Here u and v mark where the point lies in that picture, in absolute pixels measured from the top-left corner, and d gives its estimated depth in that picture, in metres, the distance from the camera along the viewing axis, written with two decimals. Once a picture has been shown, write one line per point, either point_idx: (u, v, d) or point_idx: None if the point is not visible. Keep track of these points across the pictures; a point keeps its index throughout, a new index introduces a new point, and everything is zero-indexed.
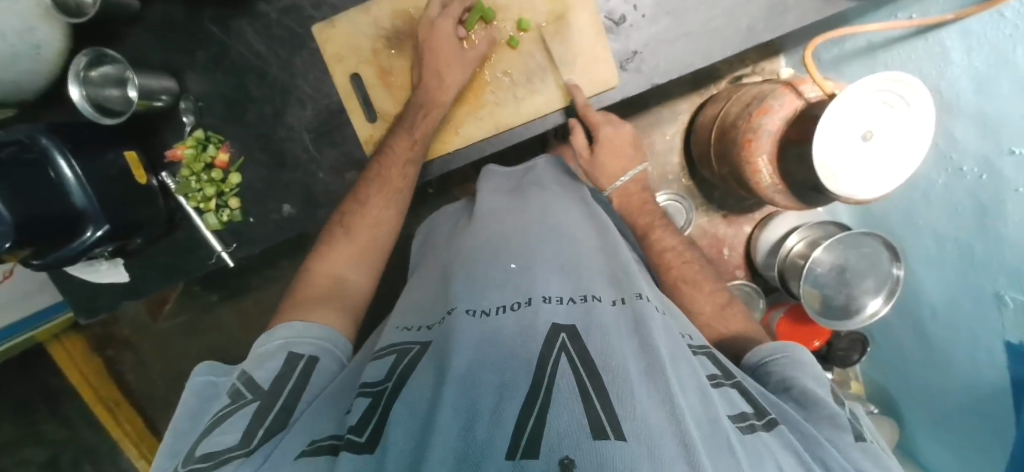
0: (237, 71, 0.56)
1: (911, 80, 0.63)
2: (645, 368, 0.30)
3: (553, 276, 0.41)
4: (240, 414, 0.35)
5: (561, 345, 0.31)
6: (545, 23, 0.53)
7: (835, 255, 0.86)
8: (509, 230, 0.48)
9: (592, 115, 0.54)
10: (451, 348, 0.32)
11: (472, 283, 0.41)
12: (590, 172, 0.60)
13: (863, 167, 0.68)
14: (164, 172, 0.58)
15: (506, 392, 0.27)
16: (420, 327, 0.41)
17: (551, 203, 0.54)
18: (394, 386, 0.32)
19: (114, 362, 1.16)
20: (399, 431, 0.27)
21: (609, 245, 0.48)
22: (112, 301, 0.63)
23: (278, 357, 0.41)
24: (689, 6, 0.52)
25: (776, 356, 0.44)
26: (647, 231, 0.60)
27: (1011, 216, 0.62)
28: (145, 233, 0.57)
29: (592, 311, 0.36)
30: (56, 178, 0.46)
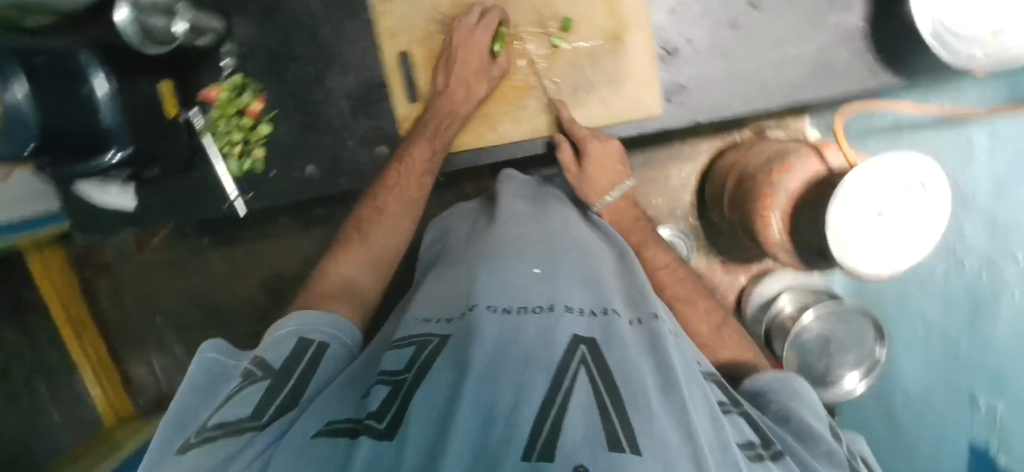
0: (288, 26, 0.56)
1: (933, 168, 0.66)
2: (661, 384, 0.32)
3: (576, 287, 0.43)
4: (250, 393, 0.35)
5: (581, 358, 0.33)
6: (602, 40, 0.53)
7: (823, 325, 0.88)
8: (536, 237, 0.50)
9: (577, 129, 0.53)
10: (472, 344, 0.34)
11: (494, 284, 0.43)
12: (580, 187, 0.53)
13: (877, 242, 0.69)
14: (195, 109, 0.57)
15: (524, 389, 0.29)
16: (438, 320, 0.43)
17: (573, 222, 0.55)
18: (415, 377, 0.34)
19: (92, 286, 1.14)
20: (419, 423, 0.28)
21: (625, 268, 0.50)
22: (113, 227, 0.62)
23: (289, 341, 0.41)
24: (741, 52, 0.54)
25: (772, 386, 0.44)
26: (637, 249, 0.59)
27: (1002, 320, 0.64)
28: (162, 166, 0.56)
29: (611, 327, 0.37)
30: (87, 93, 0.45)
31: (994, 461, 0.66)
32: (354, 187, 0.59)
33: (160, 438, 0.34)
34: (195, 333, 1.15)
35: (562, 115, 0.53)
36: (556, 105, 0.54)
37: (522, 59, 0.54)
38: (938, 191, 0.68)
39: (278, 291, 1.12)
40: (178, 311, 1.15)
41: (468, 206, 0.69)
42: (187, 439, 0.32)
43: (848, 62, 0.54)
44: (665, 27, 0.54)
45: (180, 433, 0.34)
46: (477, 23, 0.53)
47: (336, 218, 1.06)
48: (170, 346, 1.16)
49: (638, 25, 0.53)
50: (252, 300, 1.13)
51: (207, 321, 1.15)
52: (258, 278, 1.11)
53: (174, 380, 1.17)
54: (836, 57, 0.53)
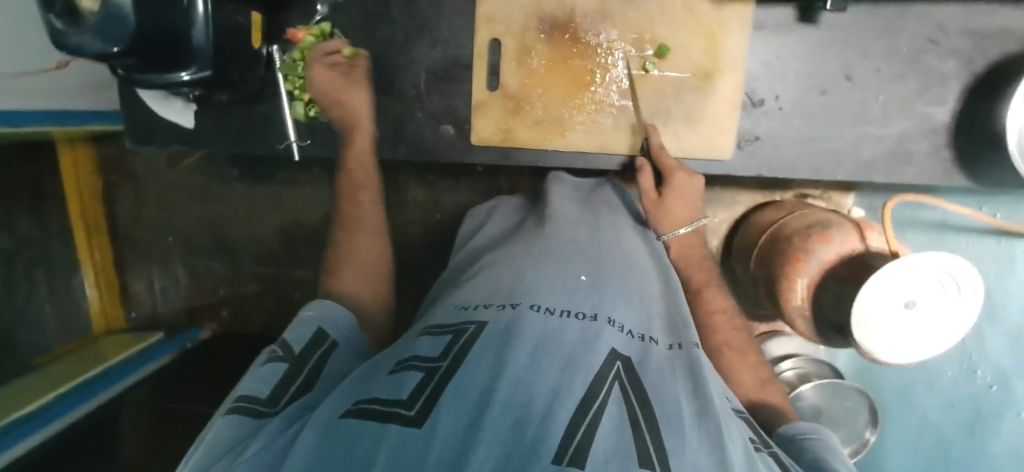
0: None
1: (970, 269, 0.66)
2: (696, 410, 0.34)
3: (620, 301, 0.44)
4: (268, 371, 0.38)
5: (617, 372, 0.34)
6: (691, 75, 0.53)
7: (820, 397, 0.86)
8: (582, 245, 0.51)
9: (663, 155, 0.52)
10: (512, 340, 0.35)
11: (546, 278, 0.44)
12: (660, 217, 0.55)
13: (899, 333, 0.69)
14: (276, 46, 0.58)
15: (559, 396, 0.29)
16: (477, 305, 0.43)
17: (624, 232, 0.55)
18: (451, 364, 0.34)
19: (113, 190, 1.14)
20: (449, 411, 0.28)
21: (668, 292, 0.51)
22: (165, 141, 0.63)
23: (307, 331, 0.44)
24: (824, 118, 0.53)
25: (808, 436, 0.43)
26: (701, 288, 0.56)
27: None
28: (232, 93, 0.56)
29: (647, 353, 0.39)
30: (187, 5, 0.45)
31: None
32: (411, 158, 0.59)
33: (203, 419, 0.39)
34: (202, 259, 1.16)
35: (650, 140, 0.53)
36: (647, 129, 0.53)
37: (608, 74, 0.53)
38: (968, 295, 0.68)
39: (293, 239, 1.12)
40: (191, 234, 1.15)
41: (514, 203, 0.69)
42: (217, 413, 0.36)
43: (925, 154, 0.54)
44: (756, 77, 0.53)
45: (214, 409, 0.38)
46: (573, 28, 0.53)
47: None
48: (176, 265, 1.17)
49: (732, 68, 0.52)
50: (267, 240, 1.13)
51: (217, 250, 1.15)
52: (278, 221, 1.12)
53: (170, 300, 1.18)
54: (914, 145, 0.54)
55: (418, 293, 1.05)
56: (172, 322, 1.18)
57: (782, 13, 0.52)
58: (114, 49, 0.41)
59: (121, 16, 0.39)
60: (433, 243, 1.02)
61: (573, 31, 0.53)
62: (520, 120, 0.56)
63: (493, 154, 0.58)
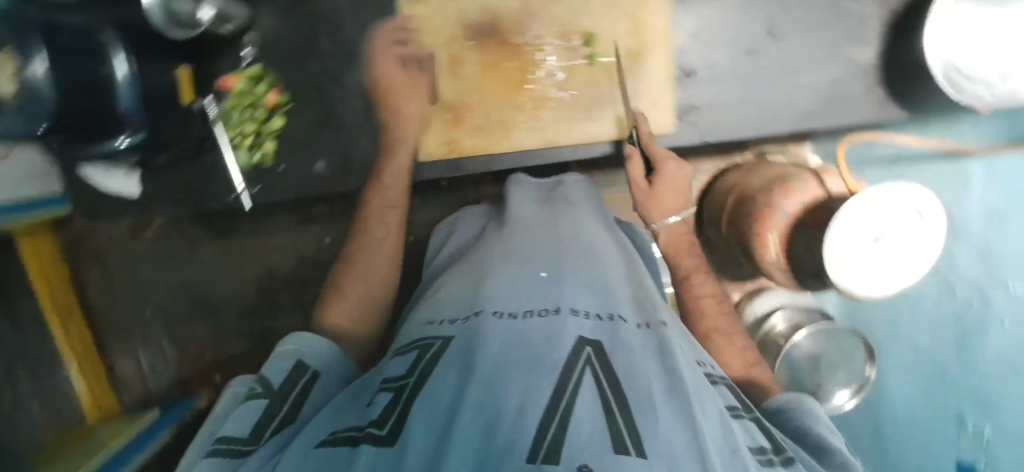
0: (311, 20, 0.56)
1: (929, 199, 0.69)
2: (667, 387, 0.34)
3: (581, 290, 0.44)
4: (249, 409, 0.37)
5: (586, 358, 0.34)
6: (621, 57, 0.54)
7: (813, 342, 0.90)
8: (542, 242, 0.51)
9: (653, 145, 0.52)
10: (478, 348, 0.35)
11: (504, 286, 0.44)
12: (642, 204, 0.52)
13: (872, 269, 0.70)
14: (208, 97, 0.57)
15: (528, 394, 0.29)
16: (442, 321, 0.43)
17: (582, 221, 0.56)
18: (416, 382, 0.35)
19: (81, 271, 1.11)
20: (420, 429, 0.28)
21: (634, 275, 0.51)
22: (116, 214, 0.61)
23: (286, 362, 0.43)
24: (756, 77, 0.55)
25: (789, 405, 0.44)
26: (689, 273, 0.59)
27: None
28: (171, 152, 0.56)
29: (618, 331, 0.39)
30: (107, 73, 0.44)
31: None
32: (364, 186, 0.59)
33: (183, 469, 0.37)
34: (183, 324, 1.13)
35: (639, 127, 0.52)
36: (635, 117, 0.53)
37: (542, 69, 0.54)
38: (926, 221, 0.70)
39: (271, 287, 1.11)
40: (168, 301, 1.13)
41: (479, 209, 0.70)
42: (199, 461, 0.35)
43: (859, 94, 0.55)
44: (685, 48, 0.54)
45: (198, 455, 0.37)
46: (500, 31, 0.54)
47: (336, 216, 1.05)
48: (158, 335, 1.14)
49: (658, 44, 0.53)
50: (246, 293, 1.11)
51: (196, 313, 1.13)
52: (255, 272, 1.10)
53: (160, 373, 1.15)
54: (846, 88, 0.55)
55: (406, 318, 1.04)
56: (166, 394, 1.15)
57: None
58: None
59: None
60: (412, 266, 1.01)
61: (501, 35, 0.54)
62: (464, 130, 0.56)
63: (441, 168, 0.58)
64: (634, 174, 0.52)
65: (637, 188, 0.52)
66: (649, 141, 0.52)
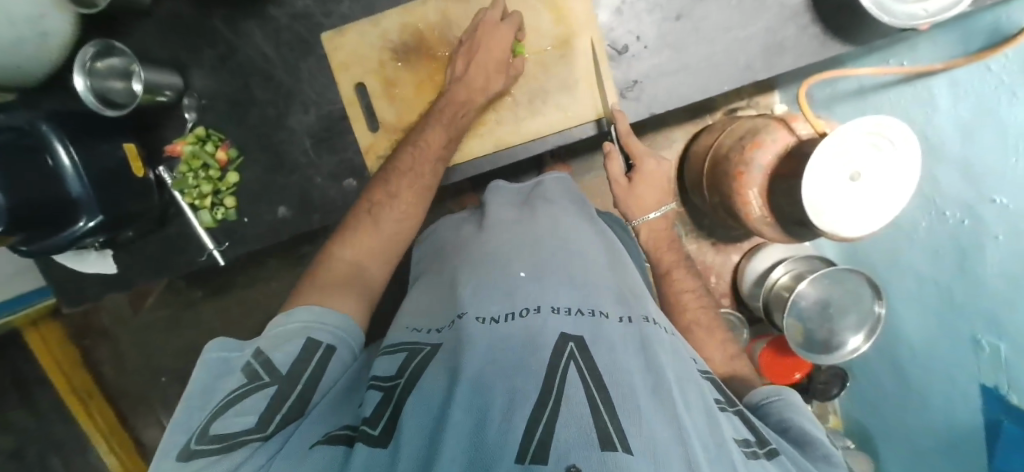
0: (245, 72, 0.56)
1: (897, 126, 0.65)
2: (652, 384, 0.33)
3: (561, 287, 0.44)
4: (261, 396, 0.36)
5: (570, 354, 0.34)
6: (552, 47, 0.54)
7: (819, 289, 0.89)
8: (522, 241, 0.51)
9: (632, 142, 0.56)
10: (466, 352, 0.35)
11: (483, 288, 0.45)
12: (623, 200, 0.61)
13: (849, 206, 0.70)
14: (161, 166, 0.58)
15: (516, 399, 0.29)
16: (430, 329, 0.43)
17: (561, 216, 0.57)
18: (408, 382, 0.35)
19: (91, 351, 1.13)
20: (408, 435, 0.30)
21: (614, 265, 0.51)
22: (98, 293, 0.62)
23: (295, 338, 0.42)
24: (689, 40, 0.54)
25: (771, 398, 0.44)
26: (670, 269, 0.61)
27: (991, 275, 0.67)
28: (137, 226, 0.57)
29: (600, 327, 0.38)
30: (53, 166, 0.46)
31: (1006, 401, 0.67)
32: (329, 222, 0.60)
33: (169, 437, 0.35)
34: None
35: (618, 126, 0.53)
36: (614, 115, 0.53)
37: None
38: (906, 147, 0.67)
39: None
40: (179, 366, 1.14)
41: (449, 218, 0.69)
42: (193, 442, 0.33)
43: (796, 37, 0.54)
44: (612, 26, 0.54)
45: (185, 432, 0.35)
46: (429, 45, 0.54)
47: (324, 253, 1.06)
48: (175, 401, 1.15)
49: (585, 25, 0.53)
50: None
51: None
52: (255, 322, 1.11)
53: None
54: (783, 34, 0.54)
55: None
56: None
57: None
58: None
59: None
60: None
61: (428, 50, 0.54)
62: None
63: None
64: (615, 175, 0.59)
65: (618, 186, 0.60)
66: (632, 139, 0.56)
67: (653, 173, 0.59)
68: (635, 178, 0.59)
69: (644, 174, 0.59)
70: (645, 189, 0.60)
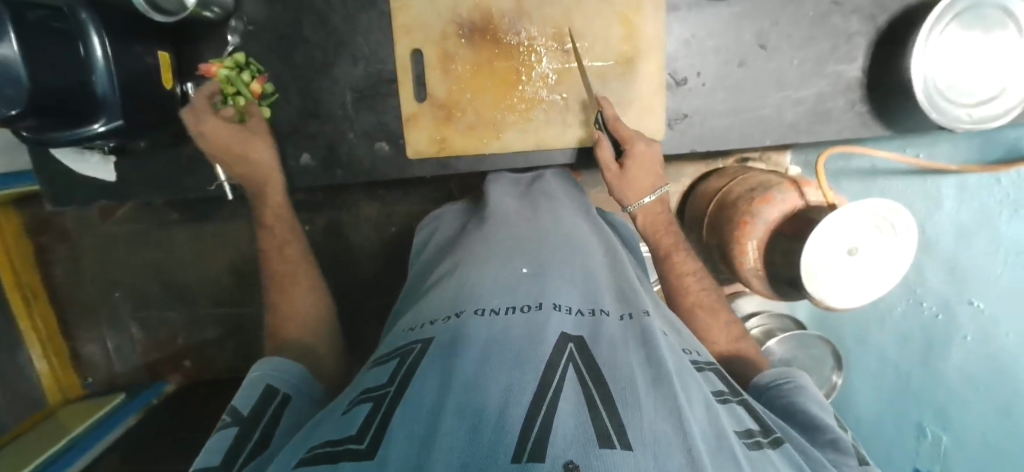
0: (300, 8, 0.54)
1: (906, 213, 0.69)
2: (650, 379, 0.33)
3: (565, 286, 0.44)
4: (220, 437, 0.36)
5: (569, 354, 0.34)
6: (614, 62, 0.53)
7: (786, 348, 0.90)
8: (526, 238, 0.50)
9: (621, 127, 0.52)
10: (456, 356, 0.34)
11: (485, 284, 0.44)
12: (617, 188, 0.54)
13: (847, 276, 0.72)
14: (190, 83, 0.56)
15: (513, 392, 0.29)
16: (426, 323, 0.42)
17: (564, 214, 0.55)
18: (398, 390, 0.33)
19: (45, 251, 1.06)
20: (400, 433, 0.28)
21: (615, 265, 0.51)
22: (87, 196, 0.59)
23: (253, 392, 0.42)
24: (745, 88, 0.55)
25: (782, 381, 0.46)
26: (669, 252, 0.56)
27: (953, 360, 0.73)
28: (151, 138, 0.54)
29: (599, 326, 0.39)
30: (85, 57, 0.43)
31: None
32: (350, 180, 0.59)
33: None
34: (154, 308, 1.10)
35: (607, 111, 0.52)
36: (600, 102, 0.52)
37: (535, 70, 0.53)
38: (903, 238, 0.71)
39: (245, 273, 1.08)
40: (139, 285, 1.09)
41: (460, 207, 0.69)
42: None
43: (842, 110, 0.56)
44: (677, 56, 0.55)
45: None
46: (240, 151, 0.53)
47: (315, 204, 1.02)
48: (127, 320, 1.10)
49: (652, 50, 0.53)
50: (219, 280, 1.09)
51: (168, 298, 1.10)
52: (229, 258, 1.07)
53: (128, 359, 1.12)
54: (832, 103, 0.56)
55: (379, 307, 1.03)
56: (136, 378, 1.12)
57: None
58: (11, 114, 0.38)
59: (10, 76, 0.36)
60: (390, 255, 1.01)
61: (493, 33, 0.53)
62: (455, 128, 0.55)
63: (431, 165, 0.58)
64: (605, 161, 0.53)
65: (611, 171, 0.53)
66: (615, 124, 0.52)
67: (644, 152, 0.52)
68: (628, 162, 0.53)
69: (635, 155, 0.52)
70: (637, 172, 0.53)
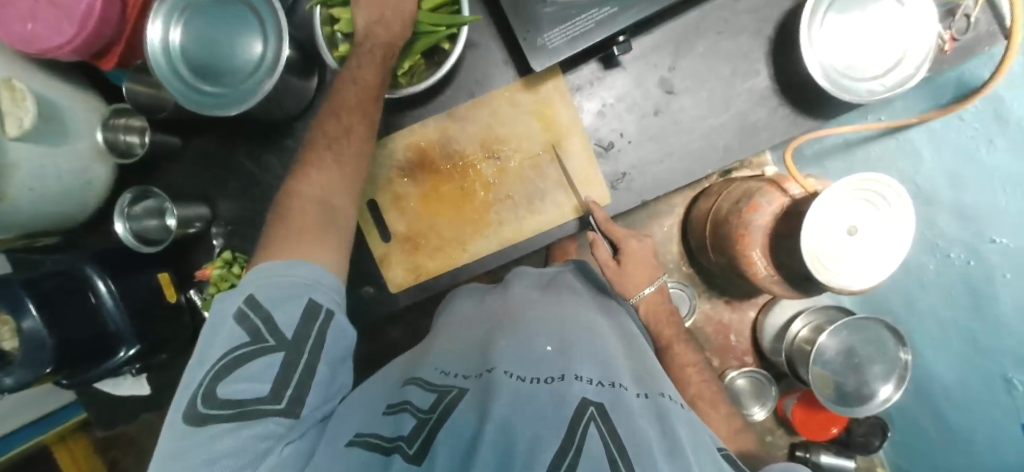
0: (266, 198, 0.62)
1: (899, 186, 0.63)
2: (667, 451, 0.34)
3: (585, 358, 0.44)
4: (265, 365, 0.38)
5: (590, 416, 0.35)
6: (542, 151, 0.59)
7: (838, 340, 0.85)
8: (545, 316, 0.52)
9: (615, 229, 0.59)
10: (492, 398, 0.36)
11: (511, 349, 0.45)
12: (619, 281, 0.62)
13: (852, 260, 0.65)
14: (192, 290, 0.63)
15: (538, 444, 0.32)
16: (457, 373, 0.45)
17: (580, 305, 0.56)
18: (439, 416, 0.37)
19: (117, 464, 1.13)
20: (444, 451, 0.33)
21: (637, 353, 0.50)
22: (132, 413, 0.66)
23: (296, 298, 0.42)
24: (669, 131, 0.59)
25: None
26: (670, 343, 0.61)
27: (1005, 301, 0.65)
28: (171, 348, 0.60)
29: (620, 396, 0.39)
30: (96, 302, 0.50)
31: None
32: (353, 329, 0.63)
33: (179, 399, 0.38)
34: None
35: (598, 216, 0.57)
36: (591, 207, 0.57)
37: (477, 181, 0.59)
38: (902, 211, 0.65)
39: None
40: None
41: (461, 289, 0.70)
42: (202, 405, 0.36)
43: (768, 118, 0.59)
44: (597, 126, 0.59)
45: (190, 393, 0.38)
46: (387, 17, 0.49)
47: None
48: None
49: (572, 130, 0.59)
50: None
51: None
52: None
53: None
54: (755, 116, 0.59)
55: None
56: None
57: (589, 67, 0.58)
58: (46, 370, 0.45)
59: (38, 340, 0.44)
60: None
61: (430, 165, 0.60)
62: (424, 254, 0.61)
63: (415, 292, 0.62)
64: (604, 260, 0.61)
65: (613, 268, 0.61)
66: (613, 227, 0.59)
67: (640, 248, 0.61)
68: (626, 257, 0.61)
69: (632, 251, 0.61)
70: (636, 264, 0.61)
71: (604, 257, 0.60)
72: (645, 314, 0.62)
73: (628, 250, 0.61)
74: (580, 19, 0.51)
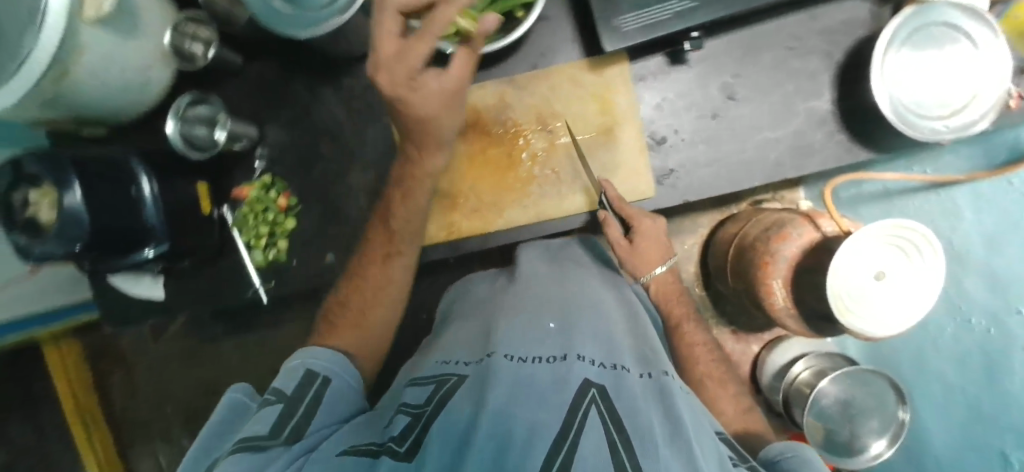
0: (316, 131, 0.63)
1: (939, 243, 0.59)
2: (669, 433, 0.33)
3: (588, 338, 0.43)
4: (268, 413, 0.43)
5: (591, 398, 0.34)
6: (595, 133, 0.60)
7: (840, 388, 0.83)
8: (550, 295, 0.50)
9: (627, 208, 0.56)
10: (490, 386, 0.36)
11: (512, 332, 0.44)
12: (629, 260, 0.58)
13: (876, 305, 0.64)
14: (226, 205, 0.64)
15: (534, 438, 0.30)
16: (459, 360, 0.45)
17: (589, 280, 0.54)
18: (432, 409, 0.38)
19: (104, 376, 1.13)
20: (437, 441, 0.33)
21: (638, 331, 0.49)
22: (141, 315, 0.66)
23: (296, 375, 0.48)
24: (724, 136, 0.59)
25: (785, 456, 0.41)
26: (680, 321, 0.58)
27: (1017, 374, 0.64)
28: (195, 256, 0.61)
29: (622, 379, 0.38)
30: (136, 195, 0.50)
31: None
32: None
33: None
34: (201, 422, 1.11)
35: (609, 194, 0.56)
36: (602, 185, 0.56)
37: (525, 150, 0.60)
38: (934, 260, 0.62)
39: None
40: (187, 402, 1.11)
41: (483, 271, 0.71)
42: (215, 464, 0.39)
43: (823, 142, 0.58)
44: (652, 119, 0.59)
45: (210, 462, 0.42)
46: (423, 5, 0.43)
47: None
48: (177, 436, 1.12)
49: (627, 117, 0.59)
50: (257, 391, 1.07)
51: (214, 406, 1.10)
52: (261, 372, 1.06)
53: None
54: (811, 138, 0.58)
55: None
56: None
57: (656, 60, 0.59)
58: (75, 247, 0.44)
59: (76, 218, 0.43)
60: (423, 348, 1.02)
61: (482, 127, 0.60)
62: (460, 213, 0.61)
63: (444, 249, 0.62)
64: (613, 238, 0.57)
65: (624, 247, 0.58)
66: (624, 206, 0.56)
67: (653, 228, 0.57)
68: (636, 237, 0.57)
69: (643, 231, 0.56)
70: (645, 244, 0.57)
71: (615, 238, 0.57)
72: (654, 293, 0.60)
73: (638, 231, 0.57)
74: (657, 7, 0.51)
